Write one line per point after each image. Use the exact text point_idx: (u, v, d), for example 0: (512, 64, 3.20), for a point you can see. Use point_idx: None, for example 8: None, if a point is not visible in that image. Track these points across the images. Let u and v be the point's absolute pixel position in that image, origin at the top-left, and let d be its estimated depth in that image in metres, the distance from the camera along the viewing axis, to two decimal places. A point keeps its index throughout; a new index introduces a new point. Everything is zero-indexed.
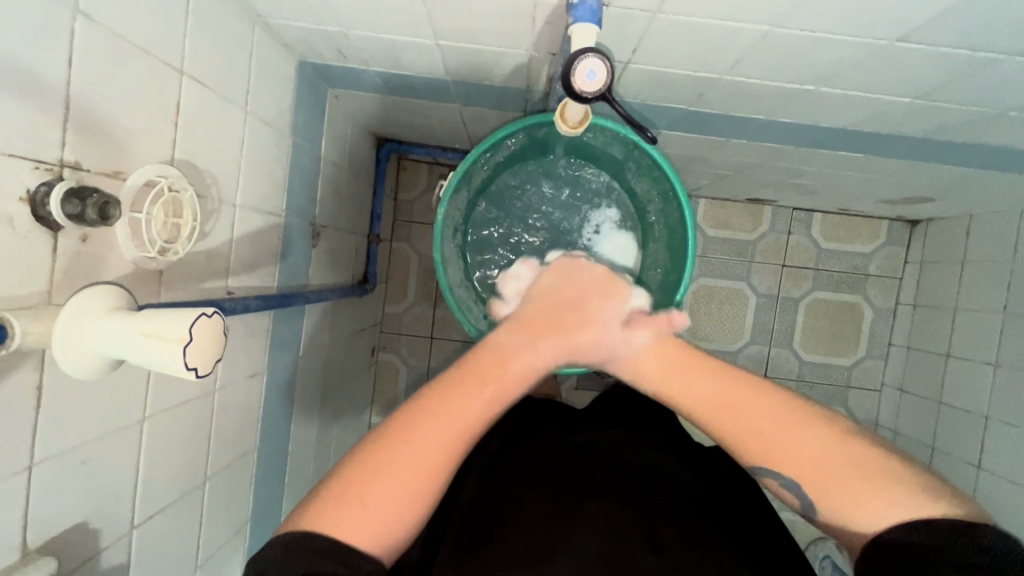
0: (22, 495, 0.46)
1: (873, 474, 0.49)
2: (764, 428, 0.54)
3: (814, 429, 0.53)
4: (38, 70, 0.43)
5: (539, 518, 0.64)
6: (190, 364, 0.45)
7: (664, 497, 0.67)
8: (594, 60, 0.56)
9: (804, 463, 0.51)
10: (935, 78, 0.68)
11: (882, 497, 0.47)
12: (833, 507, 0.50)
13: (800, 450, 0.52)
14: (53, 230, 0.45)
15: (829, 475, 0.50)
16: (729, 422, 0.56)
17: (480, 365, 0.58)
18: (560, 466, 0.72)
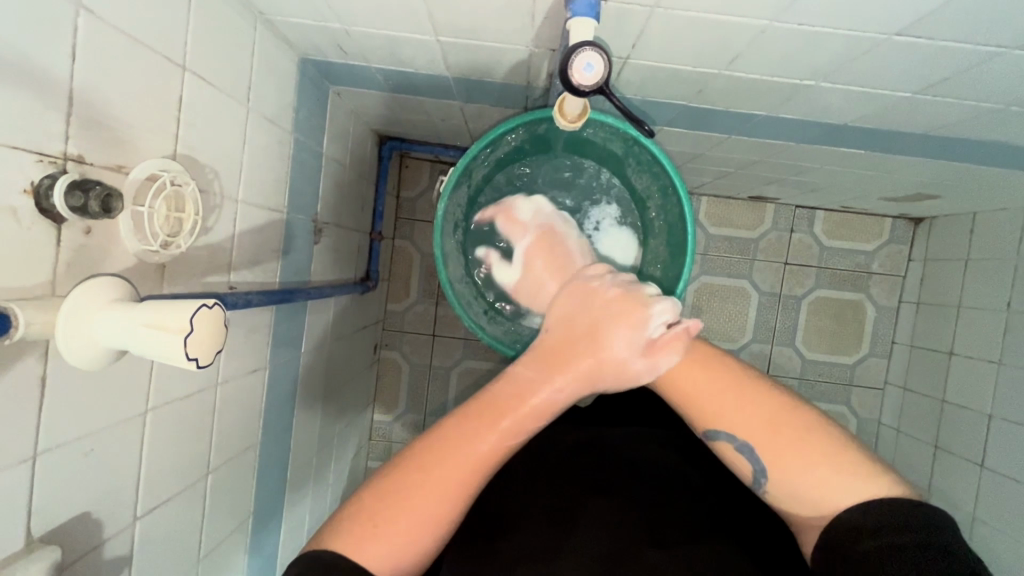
0: (25, 485, 0.46)
1: (824, 444, 0.53)
2: (718, 400, 0.57)
3: (764, 401, 0.56)
4: (41, 64, 0.44)
5: (545, 515, 0.66)
6: (191, 355, 0.45)
7: (665, 493, 0.68)
8: (591, 53, 0.56)
9: (762, 431, 0.54)
10: (936, 73, 0.68)
11: (837, 472, 0.52)
12: (785, 473, 0.53)
13: (757, 418, 0.55)
14: (57, 222, 0.46)
15: (787, 445, 0.53)
16: (694, 392, 0.57)
17: (504, 398, 0.57)
18: (564, 464, 0.73)
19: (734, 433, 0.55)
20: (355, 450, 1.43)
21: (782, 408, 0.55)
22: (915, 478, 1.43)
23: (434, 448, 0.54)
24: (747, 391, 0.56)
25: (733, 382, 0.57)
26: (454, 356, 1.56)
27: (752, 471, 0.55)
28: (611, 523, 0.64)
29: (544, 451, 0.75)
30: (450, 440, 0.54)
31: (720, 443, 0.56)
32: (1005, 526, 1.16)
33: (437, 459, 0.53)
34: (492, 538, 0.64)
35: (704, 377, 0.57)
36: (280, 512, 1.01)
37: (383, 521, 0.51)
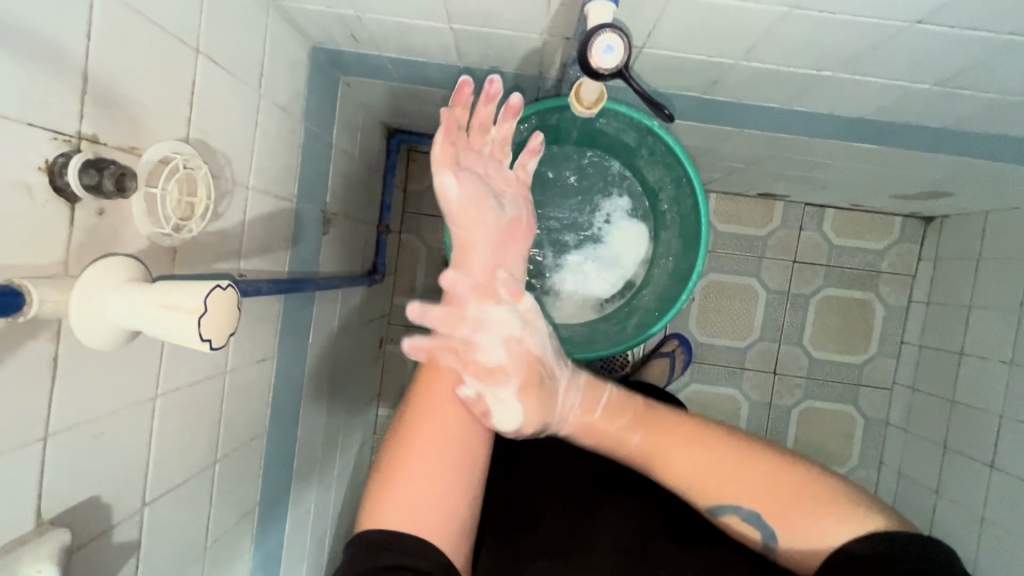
0: (36, 465, 0.46)
1: (820, 493, 0.53)
2: (701, 479, 0.57)
3: (746, 472, 0.55)
4: (57, 40, 0.43)
5: (565, 515, 0.67)
6: (205, 336, 0.45)
7: (682, 487, 0.69)
8: (611, 35, 0.56)
9: (760, 496, 0.55)
10: (955, 63, 0.67)
11: (830, 517, 0.52)
12: (786, 532, 0.53)
13: (751, 488, 0.55)
14: (71, 202, 0.46)
15: (783, 499, 0.54)
16: (686, 473, 0.57)
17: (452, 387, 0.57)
18: (581, 457, 0.73)
19: (740, 506, 0.55)
20: (359, 444, 1.43)
21: (769, 470, 0.55)
22: (923, 479, 1.41)
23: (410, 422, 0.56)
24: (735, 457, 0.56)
25: (717, 454, 0.57)
26: None
27: (761, 537, 0.55)
28: (630, 523, 0.65)
29: (557, 442, 0.76)
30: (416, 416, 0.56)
31: (726, 516, 0.56)
32: (1014, 528, 1.15)
33: (423, 416, 0.56)
34: (514, 533, 0.65)
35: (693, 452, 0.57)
36: (285, 504, 1.01)
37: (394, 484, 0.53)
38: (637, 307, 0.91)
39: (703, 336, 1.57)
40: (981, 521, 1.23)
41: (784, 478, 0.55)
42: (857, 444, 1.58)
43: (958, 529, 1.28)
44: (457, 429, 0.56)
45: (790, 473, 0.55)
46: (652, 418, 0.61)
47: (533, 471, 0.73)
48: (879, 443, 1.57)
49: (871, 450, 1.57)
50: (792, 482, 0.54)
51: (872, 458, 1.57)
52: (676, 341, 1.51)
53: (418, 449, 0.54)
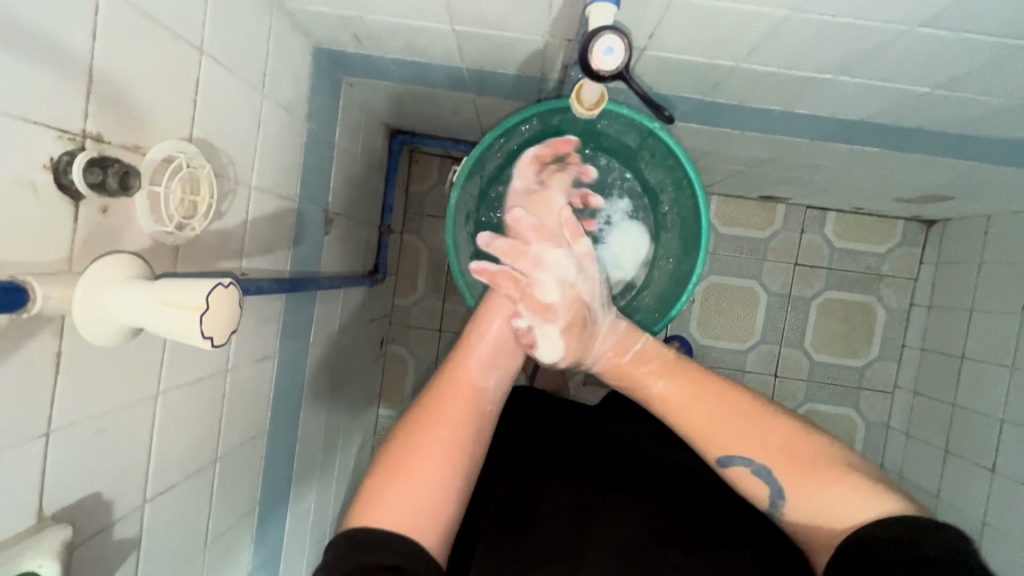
0: (39, 461, 0.47)
1: (835, 466, 0.56)
2: (723, 429, 0.61)
3: (767, 429, 0.60)
4: (62, 40, 0.44)
5: (568, 510, 0.66)
6: (206, 333, 0.45)
7: (686, 496, 0.68)
8: (612, 37, 0.56)
9: (774, 455, 0.59)
10: (956, 66, 0.67)
11: (838, 484, 0.55)
12: (797, 493, 0.56)
13: (766, 445, 0.59)
14: (75, 199, 0.46)
15: (793, 465, 0.57)
16: (709, 421, 0.62)
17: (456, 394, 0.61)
18: (584, 460, 0.72)
19: (752, 458, 0.59)
20: (360, 444, 1.43)
21: (783, 435, 0.60)
22: (924, 483, 1.41)
23: (429, 406, 0.60)
24: (753, 417, 0.61)
25: (737, 411, 0.61)
26: None
27: (768, 493, 0.58)
28: (634, 520, 0.64)
29: (559, 444, 0.76)
30: (435, 397, 0.61)
31: (737, 469, 0.60)
32: (1016, 533, 1.14)
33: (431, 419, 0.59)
34: (514, 530, 0.64)
35: (715, 405, 0.62)
36: (286, 503, 1.01)
37: (400, 473, 0.54)
38: (637, 309, 0.91)
39: (704, 338, 1.57)
40: (983, 526, 1.22)
41: (798, 442, 0.59)
42: (858, 448, 1.57)
43: None
44: (474, 399, 0.62)
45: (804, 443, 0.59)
46: (678, 370, 0.67)
47: (535, 473, 0.71)
48: (880, 446, 1.57)
49: (871, 454, 1.57)
50: (808, 449, 0.58)
51: (872, 462, 1.57)
52: (677, 343, 1.51)
53: (431, 439, 0.57)
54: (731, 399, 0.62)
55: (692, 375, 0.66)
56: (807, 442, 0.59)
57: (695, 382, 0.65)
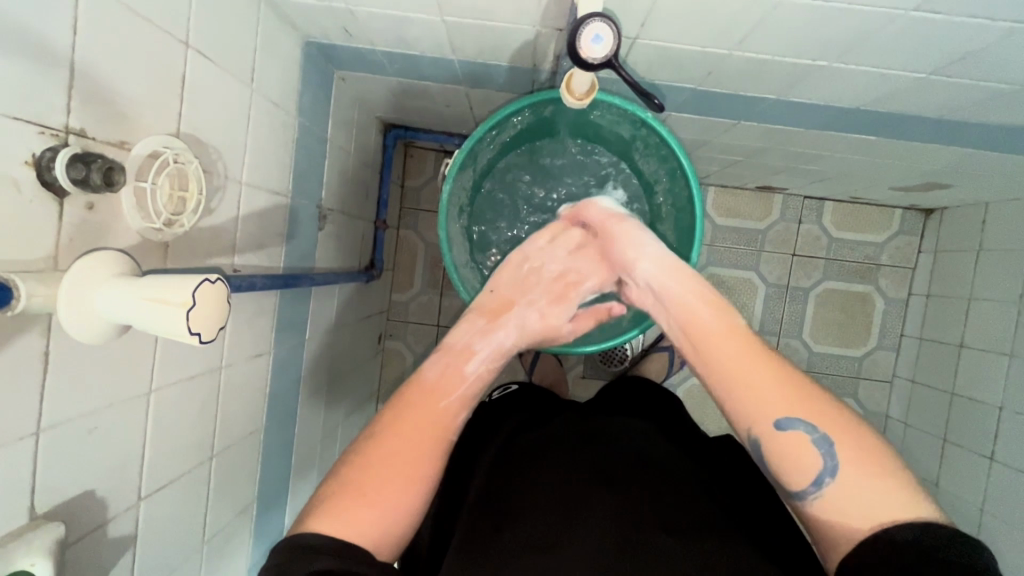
0: (30, 459, 0.46)
1: (891, 463, 0.54)
2: (786, 391, 0.58)
3: (829, 408, 0.57)
4: (43, 34, 0.43)
5: (551, 507, 0.66)
6: (194, 329, 0.44)
7: (672, 489, 0.70)
8: (600, 25, 0.56)
9: (838, 426, 0.56)
10: (953, 50, 0.67)
11: (886, 480, 0.53)
12: (849, 474, 0.53)
13: (827, 416, 0.57)
14: (59, 196, 0.45)
15: (854, 446, 0.54)
16: (769, 383, 0.59)
17: (413, 420, 0.63)
18: (573, 454, 0.75)
19: (812, 425, 0.56)
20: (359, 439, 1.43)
21: (848, 414, 0.57)
22: (924, 472, 1.41)
23: (400, 422, 0.63)
24: (819, 397, 0.59)
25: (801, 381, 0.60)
26: None
27: (820, 467, 0.54)
28: (618, 512, 0.65)
29: (548, 443, 0.78)
30: (395, 415, 0.64)
31: (797, 432, 0.56)
32: (1015, 520, 1.15)
33: (389, 433, 0.62)
34: (499, 527, 0.65)
35: (774, 372, 0.60)
36: (284, 499, 1.01)
37: (372, 495, 0.58)
38: None
39: None
40: (982, 513, 1.23)
41: (858, 430, 0.56)
42: None
43: (960, 520, 1.28)
44: (423, 423, 0.64)
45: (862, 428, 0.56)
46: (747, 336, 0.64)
47: (522, 470, 0.73)
48: None
49: None
50: (867, 437, 0.56)
51: None
52: None
53: (405, 459, 0.61)
54: (791, 372, 0.61)
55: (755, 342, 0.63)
56: (868, 434, 0.56)
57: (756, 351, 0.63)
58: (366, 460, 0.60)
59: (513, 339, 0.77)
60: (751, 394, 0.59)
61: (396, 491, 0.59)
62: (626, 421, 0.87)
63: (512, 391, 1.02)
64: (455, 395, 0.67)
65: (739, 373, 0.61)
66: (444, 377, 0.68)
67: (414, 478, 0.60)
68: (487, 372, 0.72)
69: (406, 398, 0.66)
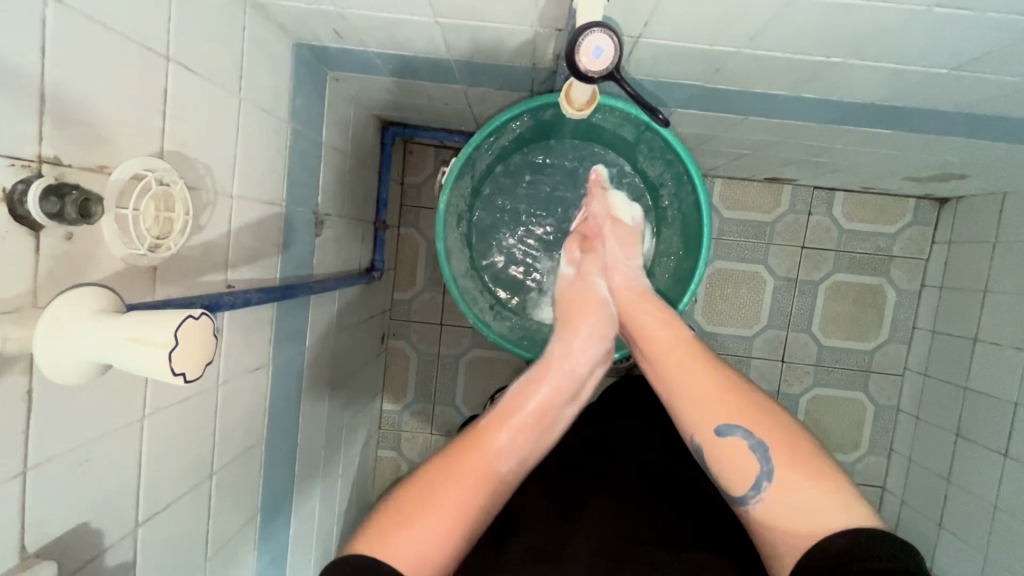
0: (17, 499, 0.45)
1: (832, 472, 0.58)
2: (737, 405, 0.63)
3: (771, 420, 0.62)
4: (9, 61, 0.41)
5: (550, 516, 0.68)
6: (178, 369, 0.43)
7: (668, 499, 0.72)
8: (601, 35, 0.53)
9: (769, 431, 0.61)
10: (976, 46, 0.63)
11: (821, 483, 0.57)
12: (787, 478, 0.58)
13: (772, 429, 0.61)
14: (34, 229, 0.43)
15: (795, 458, 0.59)
16: (713, 396, 0.64)
17: (475, 465, 0.63)
18: (574, 461, 0.78)
19: (752, 432, 0.61)
20: (364, 440, 1.43)
21: (780, 422, 0.62)
22: (935, 466, 1.39)
23: (460, 459, 0.63)
24: (759, 406, 0.63)
25: (740, 392, 0.64)
26: (462, 345, 1.55)
27: (758, 471, 0.59)
28: (615, 521, 0.67)
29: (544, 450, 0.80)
30: (461, 451, 0.64)
31: (733, 437, 0.61)
32: None
33: (449, 474, 0.62)
34: (498, 539, 0.66)
35: (716, 385, 0.65)
36: (288, 506, 1.01)
37: (416, 524, 0.58)
38: None
39: (709, 326, 1.54)
40: (994, 510, 1.21)
41: (796, 442, 0.60)
42: (867, 431, 1.55)
43: (972, 517, 1.26)
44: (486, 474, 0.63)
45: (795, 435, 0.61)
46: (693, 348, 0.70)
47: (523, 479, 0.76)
48: (890, 429, 1.55)
49: (880, 437, 1.55)
50: (808, 452, 0.60)
51: (882, 445, 1.55)
52: None
53: (453, 495, 0.60)
54: (736, 386, 0.65)
55: (697, 355, 0.69)
56: (813, 451, 0.60)
57: (707, 363, 0.68)
58: (417, 492, 0.61)
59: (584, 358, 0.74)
60: (699, 405, 0.65)
61: (447, 526, 0.59)
62: (623, 425, 0.90)
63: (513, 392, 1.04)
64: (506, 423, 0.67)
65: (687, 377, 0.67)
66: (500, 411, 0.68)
67: (457, 516, 0.60)
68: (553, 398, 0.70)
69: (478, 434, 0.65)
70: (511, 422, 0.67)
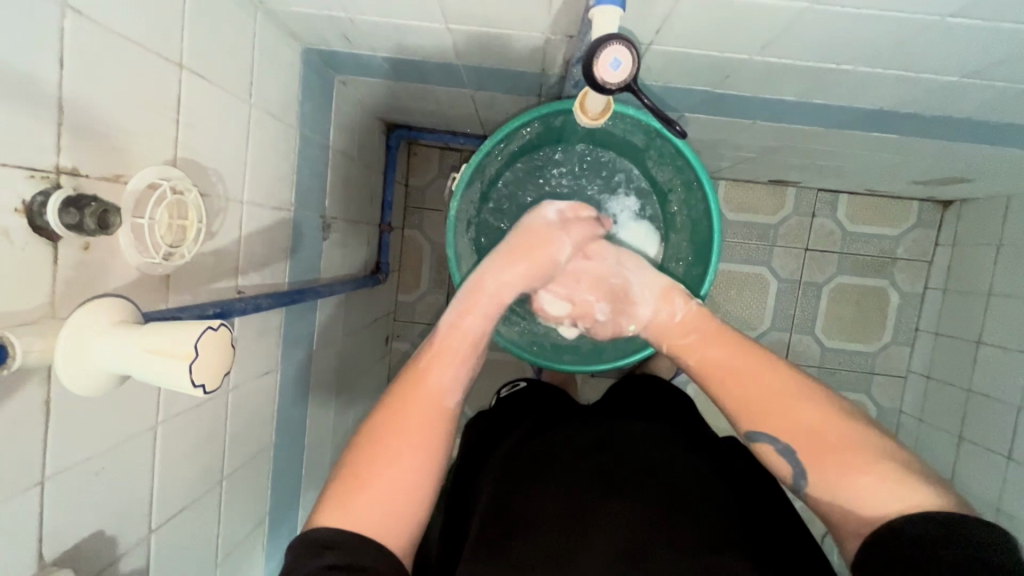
0: (35, 509, 0.45)
1: (888, 460, 0.52)
2: (777, 400, 0.58)
3: (811, 410, 0.57)
4: (28, 75, 0.41)
5: (558, 516, 0.66)
6: (197, 382, 0.44)
7: (683, 496, 0.69)
8: (618, 48, 0.53)
9: (802, 433, 0.56)
10: (988, 56, 0.63)
11: (873, 476, 0.51)
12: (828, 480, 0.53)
13: (812, 419, 0.56)
14: (53, 240, 0.44)
15: (837, 455, 0.53)
16: (745, 395, 0.60)
17: (416, 406, 0.61)
18: (584, 459, 0.75)
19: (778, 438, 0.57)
20: None
21: (819, 416, 0.56)
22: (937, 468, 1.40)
23: (399, 408, 0.61)
24: (799, 395, 0.58)
25: (780, 382, 0.59)
26: None
27: (791, 473, 0.56)
28: (624, 524, 0.65)
29: (552, 448, 0.79)
30: (401, 399, 0.61)
31: (763, 446, 0.58)
32: None
33: (389, 422, 0.59)
34: (506, 538, 0.65)
35: (756, 381, 0.60)
36: (295, 509, 1.01)
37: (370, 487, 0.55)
38: None
39: None
40: (997, 512, 1.21)
41: (847, 438, 0.54)
42: None
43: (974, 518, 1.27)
44: (434, 411, 0.61)
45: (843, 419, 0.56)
46: (725, 337, 0.66)
47: (532, 478, 0.73)
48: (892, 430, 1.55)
49: None
50: (861, 442, 0.54)
51: None
52: None
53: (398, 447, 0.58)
54: (774, 374, 0.60)
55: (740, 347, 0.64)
56: (867, 442, 0.54)
57: (746, 357, 0.62)
58: (367, 457, 0.58)
59: (511, 278, 0.72)
60: (736, 404, 0.61)
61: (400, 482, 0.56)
62: (636, 421, 0.86)
63: (520, 389, 1.05)
64: (451, 358, 0.65)
65: (722, 376, 0.62)
66: (435, 346, 0.66)
67: (407, 469, 0.57)
68: (486, 321, 0.69)
69: (412, 375, 0.63)
70: (447, 359, 0.64)
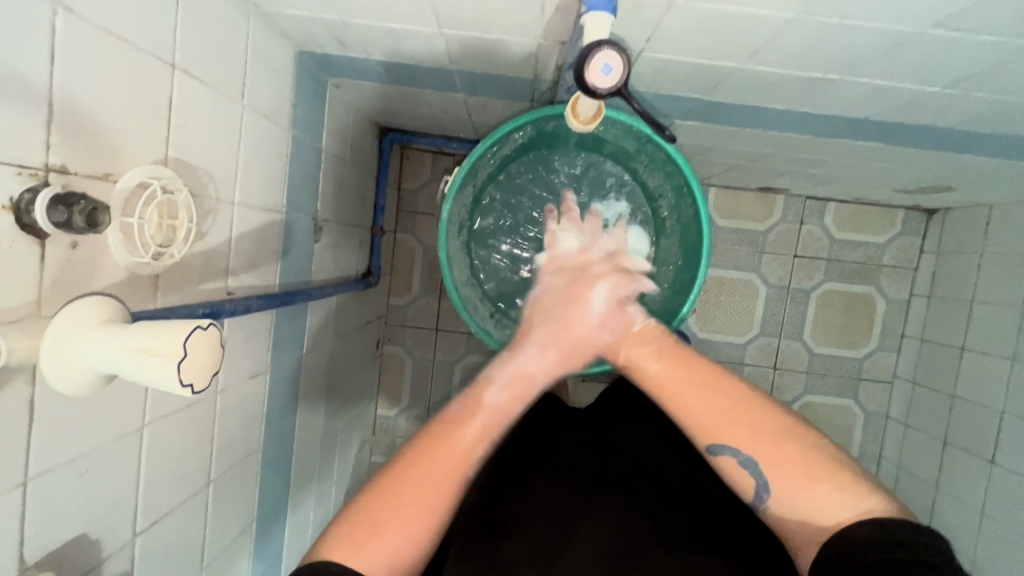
0: (16, 511, 0.45)
1: (838, 467, 0.57)
2: (730, 414, 0.61)
3: (765, 419, 0.61)
4: (17, 72, 0.41)
5: (545, 517, 0.67)
6: (185, 381, 0.43)
7: (669, 496, 0.70)
8: (609, 54, 0.54)
9: (765, 445, 0.59)
10: (969, 66, 0.64)
11: (828, 484, 0.56)
12: (787, 490, 0.57)
13: (761, 435, 0.60)
14: (40, 237, 0.43)
15: (799, 467, 0.57)
16: (700, 409, 0.63)
17: (438, 445, 0.62)
18: (571, 461, 0.76)
19: (740, 449, 0.60)
20: (358, 446, 1.42)
21: (781, 428, 0.60)
22: (923, 473, 1.41)
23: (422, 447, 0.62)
24: (750, 408, 0.62)
25: (731, 398, 0.62)
26: (457, 350, 1.55)
27: (753, 484, 0.59)
28: (612, 523, 0.65)
29: (541, 451, 0.79)
30: (425, 444, 0.63)
31: (725, 458, 0.60)
32: (1014, 523, 1.15)
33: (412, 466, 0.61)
34: (493, 540, 0.65)
35: (706, 394, 0.63)
36: (283, 514, 1.00)
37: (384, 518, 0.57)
38: None
39: (703, 333, 1.55)
40: (981, 517, 1.23)
41: (802, 448, 0.59)
42: (857, 437, 1.57)
43: (959, 522, 1.28)
44: (449, 465, 0.61)
45: (797, 429, 0.60)
46: (674, 351, 0.69)
47: (519, 480, 0.74)
48: (879, 435, 1.57)
49: (870, 443, 1.57)
50: (814, 452, 0.58)
51: (871, 451, 1.57)
52: None
53: (415, 486, 0.60)
54: (725, 389, 0.63)
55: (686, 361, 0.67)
56: (818, 451, 0.59)
57: (696, 370, 0.66)
58: (383, 491, 0.59)
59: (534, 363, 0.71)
60: (693, 423, 0.63)
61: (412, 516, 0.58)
62: (625, 424, 0.86)
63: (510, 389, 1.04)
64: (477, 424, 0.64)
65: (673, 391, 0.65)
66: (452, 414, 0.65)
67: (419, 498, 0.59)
68: (510, 402, 0.67)
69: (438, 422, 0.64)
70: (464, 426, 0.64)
